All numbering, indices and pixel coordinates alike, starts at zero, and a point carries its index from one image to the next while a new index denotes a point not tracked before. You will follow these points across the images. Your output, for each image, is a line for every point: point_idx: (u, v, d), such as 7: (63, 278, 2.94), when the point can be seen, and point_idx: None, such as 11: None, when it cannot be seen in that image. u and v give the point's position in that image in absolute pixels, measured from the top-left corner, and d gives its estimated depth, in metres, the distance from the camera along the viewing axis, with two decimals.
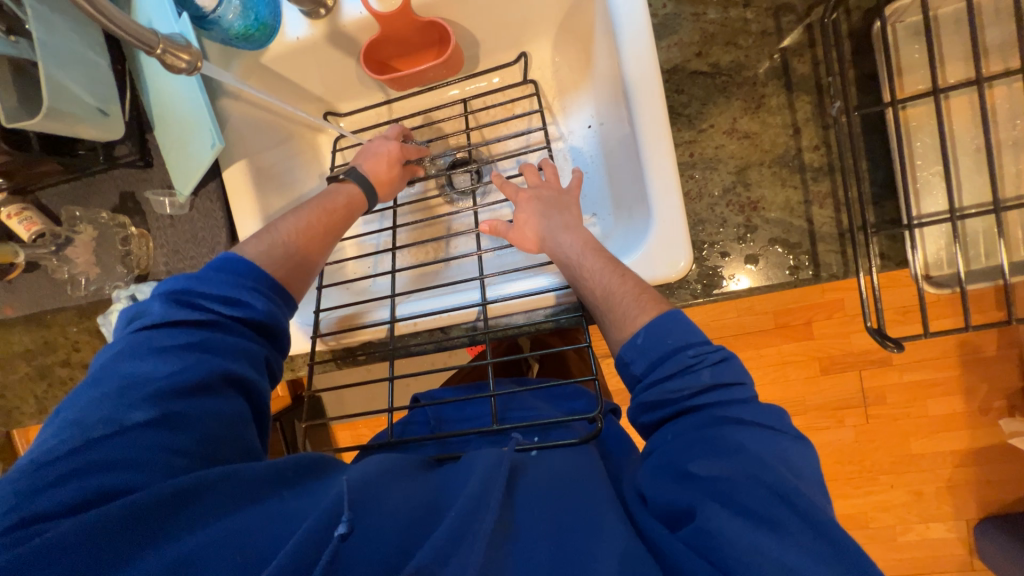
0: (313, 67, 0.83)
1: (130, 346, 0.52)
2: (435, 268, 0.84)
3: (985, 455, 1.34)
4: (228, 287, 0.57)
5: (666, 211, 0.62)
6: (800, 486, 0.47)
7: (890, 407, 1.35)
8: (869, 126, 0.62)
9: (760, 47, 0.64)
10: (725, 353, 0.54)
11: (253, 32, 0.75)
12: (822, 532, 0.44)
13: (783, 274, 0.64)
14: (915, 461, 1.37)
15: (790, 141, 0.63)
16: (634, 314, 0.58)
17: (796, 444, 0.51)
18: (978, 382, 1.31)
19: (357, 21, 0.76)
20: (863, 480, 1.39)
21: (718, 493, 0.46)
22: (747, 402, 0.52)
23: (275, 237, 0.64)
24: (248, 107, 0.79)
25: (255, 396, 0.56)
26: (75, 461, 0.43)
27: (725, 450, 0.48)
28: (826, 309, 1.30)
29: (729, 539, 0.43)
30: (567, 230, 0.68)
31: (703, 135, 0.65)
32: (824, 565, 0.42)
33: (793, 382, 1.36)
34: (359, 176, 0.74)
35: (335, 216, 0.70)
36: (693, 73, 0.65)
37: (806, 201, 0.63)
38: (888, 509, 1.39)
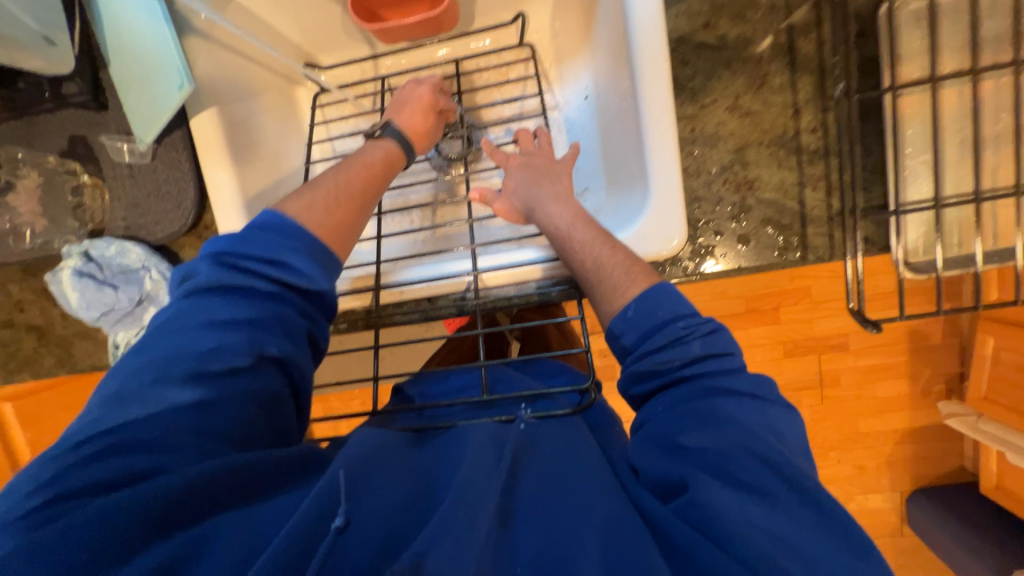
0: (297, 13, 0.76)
1: (178, 315, 0.50)
2: (416, 238, 0.81)
3: (924, 434, 1.46)
4: (274, 249, 0.52)
5: (665, 186, 0.61)
6: (788, 455, 0.47)
7: (845, 388, 1.44)
8: (864, 112, 0.63)
9: (767, 22, 0.62)
10: (715, 325, 0.54)
11: None
12: (809, 489, 0.45)
13: (772, 255, 0.65)
14: (863, 439, 1.47)
15: (790, 121, 0.63)
16: (628, 288, 0.57)
17: (783, 410, 0.51)
18: (925, 367, 1.41)
19: None
20: (814, 456, 1.49)
21: (709, 465, 0.46)
22: (736, 373, 0.53)
23: (316, 196, 0.58)
24: (217, 48, 0.72)
25: (296, 373, 0.52)
26: (112, 439, 0.42)
27: (715, 422, 0.48)
28: (795, 296, 1.36)
29: (721, 510, 0.44)
30: (556, 201, 0.65)
31: (704, 110, 0.64)
32: (812, 530, 0.43)
33: (760, 363, 1.43)
34: (395, 130, 0.69)
35: (375, 170, 0.64)
36: (699, 45, 0.64)
37: (799, 183, 0.64)
38: (834, 482, 1.50)
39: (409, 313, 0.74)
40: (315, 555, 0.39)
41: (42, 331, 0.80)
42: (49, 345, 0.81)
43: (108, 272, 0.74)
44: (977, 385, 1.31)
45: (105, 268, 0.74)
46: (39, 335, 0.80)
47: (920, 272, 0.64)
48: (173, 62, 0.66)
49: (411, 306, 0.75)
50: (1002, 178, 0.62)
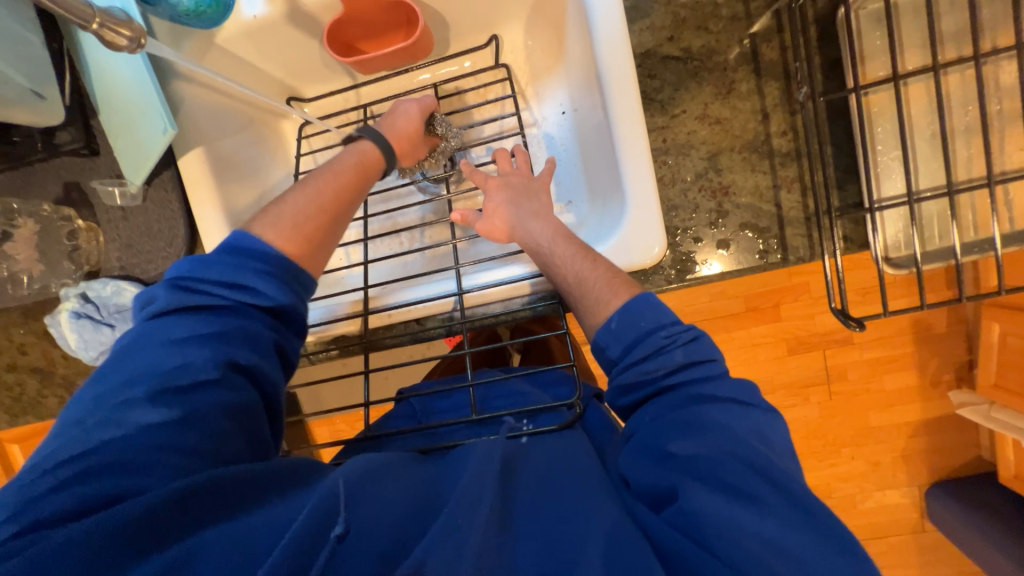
0: (279, 51, 0.79)
1: (143, 336, 0.50)
2: (404, 259, 0.82)
3: (935, 426, 1.44)
4: (233, 270, 0.53)
5: (641, 196, 0.63)
6: (776, 460, 0.47)
7: (851, 383, 1.42)
8: (832, 112, 0.64)
9: (730, 33, 0.64)
10: (696, 332, 0.53)
11: (205, 9, 0.67)
12: (798, 495, 0.44)
13: (754, 258, 0.66)
14: (873, 434, 1.45)
15: (760, 126, 0.64)
16: (607, 299, 0.57)
17: (771, 413, 0.50)
18: (930, 357, 1.39)
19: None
20: (827, 454, 1.47)
21: (698, 472, 0.46)
22: (722, 378, 0.52)
23: (286, 212, 0.59)
24: (201, 90, 0.74)
25: (264, 384, 0.53)
26: (76, 467, 0.42)
27: (703, 429, 0.48)
28: (792, 293, 1.35)
29: (712, 517, 0.43)
30: (536, 219, 0.66)
31: (675, 121, 0.65)
32: (803, 534, 0.42)
33: (762, 362, 1.41)
34: (373, 133, 0.70)
35: (348, 176, 0.65)
36: (665, 58, 0.65)
37: (774, 186, 0.65)
38: (849, 479, 1.48)
39: (403, 334, 0.75)
40: (316, 559, 0.40)
41: (44, 372, 0.82)
42: (51, 386, 0.82)
43: (104, 313, 0.75)
44: (985, 373, 1.29)
45: (101, 309, 0.75)
46: (41, 377, 0.82)
47: (899, 267, 0.64)
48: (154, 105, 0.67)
49: (403, 328, 0.76)
50: (976, 168, 0.63)
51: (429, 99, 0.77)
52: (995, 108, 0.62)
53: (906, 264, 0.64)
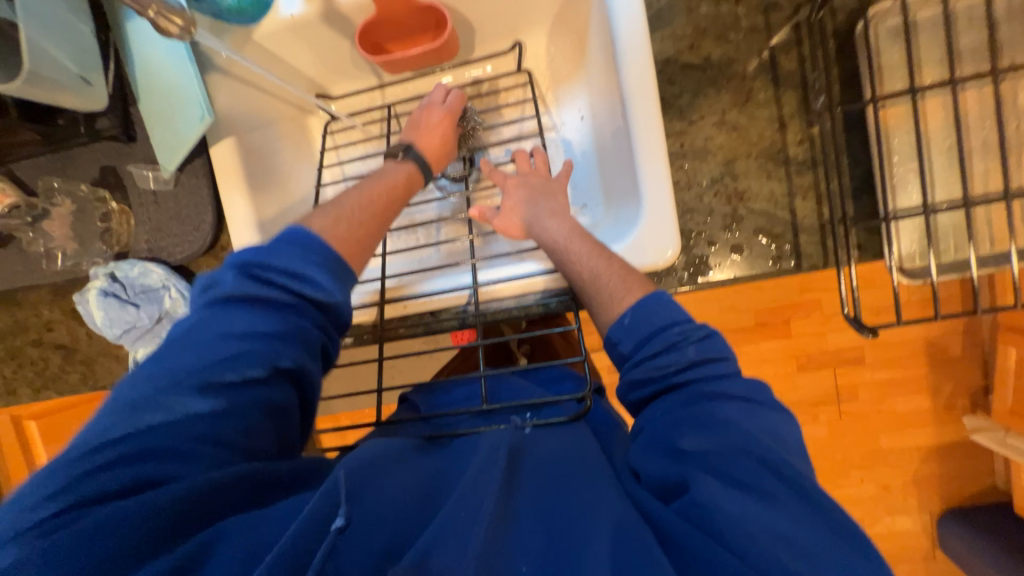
0: (311, 50, 0.82)
1: (203, 320, 0.51)
2: (420, 253, 0.84)
3: (949, 450, 1.41)
4: (297, 265, 0.54)
5: (658, 198, 0.64)
6: (789, 458, 0.47)
7: (862, 403, 1.40)
8: (848, 123, 0.65)
9: (749, 43, 0.65)
10: (709, 330, 0.54)
11: (245, 7, 0.74)
12: (809, 490, 0.45)
13: (767, 264, 0.66)
14: (883, 456, 1.42)
15: (776, 135, 0.66)
16: (624, 295, 0.58)
17: (782, 413, 0.51)
18: (944, 379, 1.37)
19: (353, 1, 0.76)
20: (835, 475, 1.44)
21: (710, 466, 0.46)
22: (734, 376, 0.52)
23: (341, 214, 0.62)
24: (236, 83, 0.77)
25: (310, 384, 0.54)
26: (127, 448, 0.43)
27: (713, 425, 0.48)
28: (804, 308, 1.35)
29: (723, 510, 0.43)
30: (553, 217, 0.67)
31: (694, 127, 0.67)
32: (815, 530, 0.42)
33: (772, 377, 1.40)
34: (415, 152, 0.73)
35: (396, 192, 0.68)
36: (685, 66, 0.67)
37: (789, 193, 0.66)
38: (857, 501, 1.45)
39: (413, 328, 0.76)
40: (316, 548, 0.40)
41: (68, 349, 0.85)
42: (73, 363, 0.85)
43: (130, 292, 0.79)
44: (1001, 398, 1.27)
45: (127, 288, 0.79)
46: (64, 353, 0.85)
47: (914, 278, 0.64)
48: (195, 100, 0.72)
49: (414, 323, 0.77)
50: (993, 183, 0.63)
51: (457, 104, 0.78)
52: (1013, 124, 0.62)
53: (920, 275, 0.64)
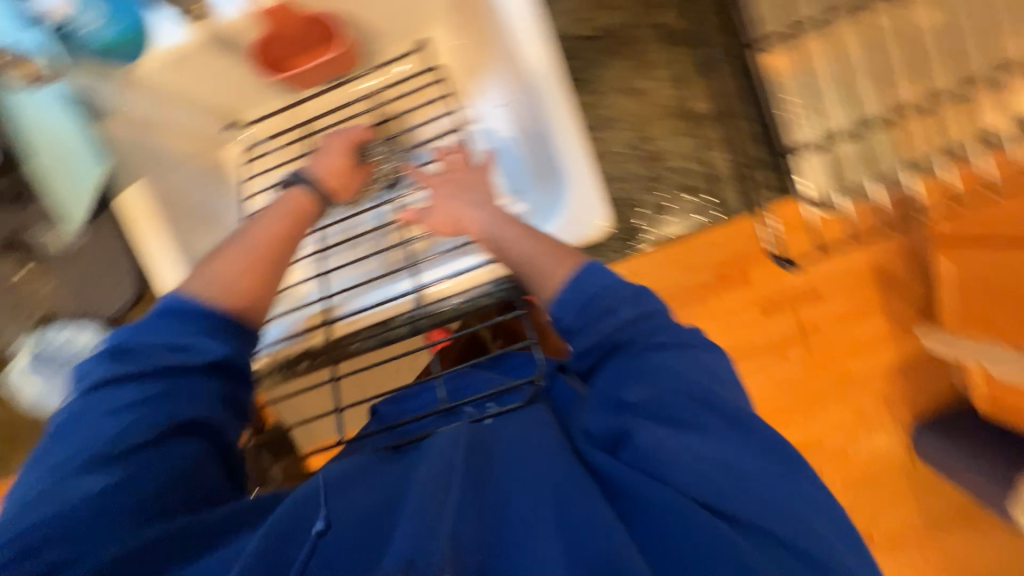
0: (207, 78, 0.78)
1: (81, 410, 0.48)
2: (363, 264, 0.81)
3: (908, 363, 1.50)
4: (174, 335, 0.51)
5: (578, 171, 0.65)
6: (723, 392, 0.50)
7: (826, 336, 1.47)
8: (738, 72, 0.68)
9: (636, 9, 0.68)
10: (638, 289, 0.55)
11: (121, 42, 0.69)
12: (741, 417, 0.48)
13: (693, 217, 0.69)
14: (852, 380, 1.50)
15: (677, 92, 0.68)
16: (558, 268, 0.59)
17: (713, 351, 0.54)
18: (893, 300, 1.46)
19: (236, 22, 0.72)
20: (813, 408, 1.51)
21: (651, 413, 0.48)
22: (668, 329, 0.54)
23: (223, 267, 0.57)
24: (131, 125, 0.76)
25: (223, 439, 0.52)
26: (30, 539, 0.42)
27: (653, 374, 0.50)
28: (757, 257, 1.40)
29: (658, 448, 0.45)
30: (482, 207, 0.68)
31: (599, 97, 0.69)
32: (745, 450, 0.46)
33: (739, 327, 1.45)
34: (306, 176, 0.72)
35: (291, 223, 0.64)
36: (580, 38, 0.68)
37: (700, 147, 0.68)
38: (839, 429, 1.52)
39: (361, 342, 0.72)
40: (294, 552, 0.42)
41: None
42: None
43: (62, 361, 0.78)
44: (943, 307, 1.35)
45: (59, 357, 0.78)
46: None
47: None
48: (80, 147, 0.70)
49: (360, 339, 0.72)
50: None
51: (359, 131, 0.77)
52: None
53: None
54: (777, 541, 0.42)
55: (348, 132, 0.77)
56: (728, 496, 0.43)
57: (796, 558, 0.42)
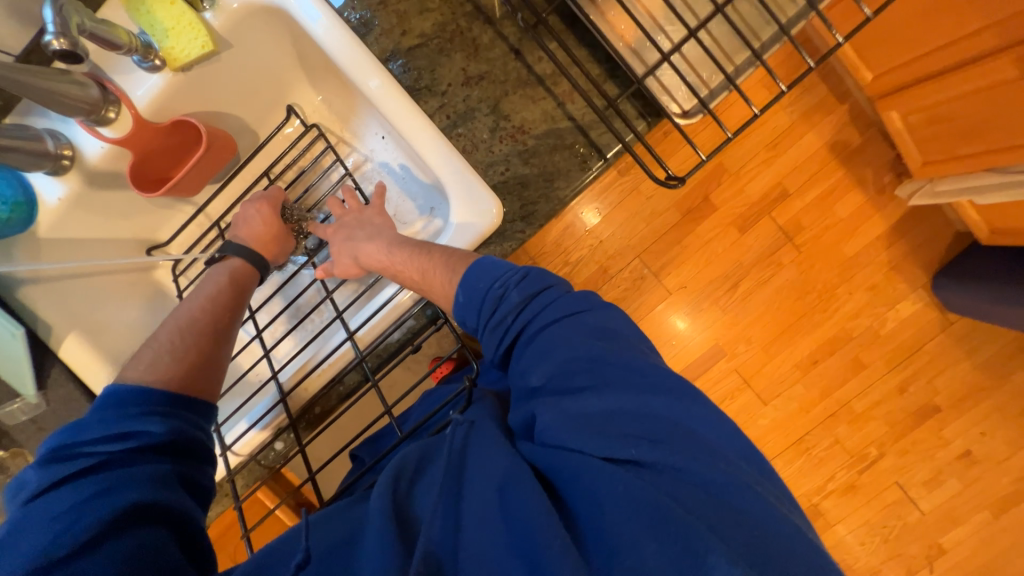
0: (101, 216, 0.80)
1: (12, 530, 0.43)
2: (303, 326, 0.84)
3: (900, 224, 1.46)
4: (116, 422, 0.49)
5: (454, 172, 0.65)
6: (616, 346, 0.54)
7: (810, 228, 1.45)
8: (568, 22, 0.68)
9: (448, 2, 0.68)
10: (524, 270, 0.57)
11: (7, 216, 0.69)
12: (632, 365, 0.52)
13: (579, 172, 0.70)
14: (853, 263, 1.47)
15: (518, 62, 0.68)
16: (451, 276, 0.60)
17: (604, 307, 0.57)
18: (864, 169, 1.43)
19: (103, 155, 0.72)
20: (825, 302, 1.49)
21: (554, 388, 0.52)
22: (559, 299, 0.57)
23: (158, 350, 0.58)
24: (56, 284, 0.78)
25: (185, 520, 0.47)
26: None
27: (547, 351, 0.54)
28: (714, 179, 1.42)
29: (562, 421, 0.50)
30: (369, 240, 0.68)
31: (445, 97, 0.69)
32: (640, 395, 0.50)
33: (722, 252, 1.44)
34: (236, 245, 0.69)
35: (224, 294, 0.65)
36: (409, 49, 0.69)
37: (559, 104, 0.69)
38: (859, 313, 1.49)
39: (319, 414, 0.77)
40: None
41: None
42: None
43: None
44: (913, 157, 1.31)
45: None
46: None
47: (693, 116, 0.67)
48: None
49: (317, 410, 0.78)
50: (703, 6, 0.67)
51: (277, 193, 0.75)
52: None
53: (692, 109, 0.67)
54: (679, 474, 0.46)
55: (266, 197, 0.74)
56: (627, 447, 0.47)
57: (699, 485, 0.46)
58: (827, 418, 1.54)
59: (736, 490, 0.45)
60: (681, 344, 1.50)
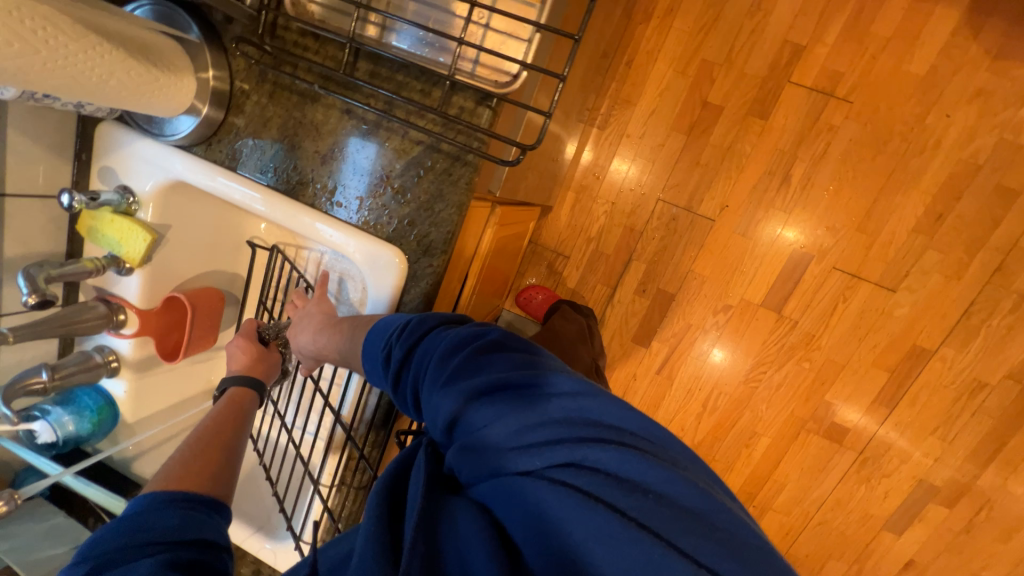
0: (164, 390, 1.00)
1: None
2: (311, 421, 0.95)
3: (980, 1, 1.12)
4: (136, 531, 0.50)
5: (348, 244, 0.74)
6: (510, 360, 0.53)
7: (848, 69, 1.20)
8: (373, 60, 0.68)
9: (280, 103, 0.74)
10: (408, 321, 0.61)
11: (96, 418, 0.92)
12: (529, 377, 0.50)
13: (451, 185, 0.69)
14: (932, 80, 1.16)
15: (353, 119, 0.71)
16: (358, 338, 0.68)
17: (498, 329, 0.58)
18: None
19: (134, 348, 0.92)
20: (917, 140, 1.19)
21: (462, 424, 0.50)
22: (447, 334, 0.58)
23: (174, 465, 0.62)
24: (155, 450, 1.00)
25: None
26: None
27: (444, 390, 0.53)
28: (705, 77, 1.27)
29: (477, 453, 0.48)
30: (302, 330, 0.76)
31: (315, 182, 0.75)
32: (542, 403, 0.47)
33: (752, 152, 1.27)
34: (228, 380, 0.80)
35: (223, 420, 0.72)
36: (276, 159, 0.76)
37: (404, 135, 0.70)
38: (977, 132, 1.16)
39: (347, 492, 0.87)
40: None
41: None
42: None
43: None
44: None
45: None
46: None
47: (516, 81, 0.63)
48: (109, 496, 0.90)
49: (345, 488, 0.87)
50: None
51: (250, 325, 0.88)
52: None
53: (517, 72, 0.63)
54: (590, 471, 0.43)
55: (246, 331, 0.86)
56: (532, 459, 0.45)
57: (613, 478, 0.42)
58: (993, 275, 1.20)
59: (646, 472, 0.42)
60: (755, 266, 1.32)
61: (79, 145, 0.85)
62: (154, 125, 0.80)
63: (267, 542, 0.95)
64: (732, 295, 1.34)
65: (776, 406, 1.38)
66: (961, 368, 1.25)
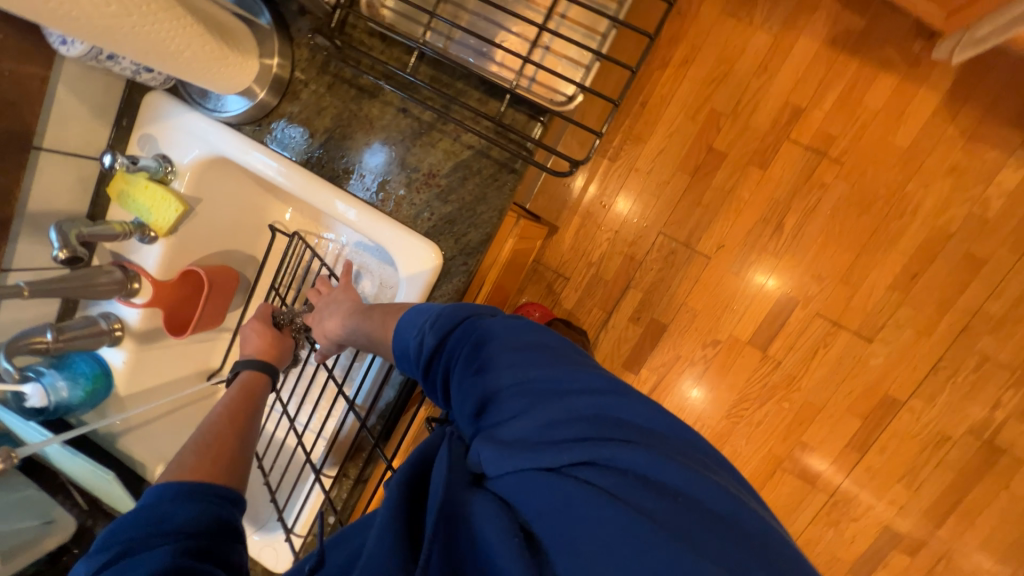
0: (162, 367, 0.97)
1: None
2: (319, 409, 0.94)
3: (956, 91, 1.26)
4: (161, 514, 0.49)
5: (388, 236, 0.75)
6: (544, 357, 0.54)
7: (841, 134, 1.31)
8: (434, 66, 0.73)
9: (336, 95, 0.77)
10: (442, 307, 0.62)
11: (90, 388, 0.89)
12: (564, 374, 0.52)
13: (496, 190, 0.73)
14: (912, 154, 1.29)
15: (408, 118, 0.75)
16: (386, 327, 0.67)
17: (532, 325, 0.59)
18: (884, 50, 1.27)
19: (139, 318, 0.90)
20: (897, 206, 1.31)
21: (492, 413, 0.52)
22: (481, 324, 0.59)
23: (193, 446, 0.61)
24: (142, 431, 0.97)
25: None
26: None
27: (477, 380, 0.55)
28: (712, 125, 1.37)
29: (503, 445, 0.49)
30: (330, 316, 0.77)
31: (359, 172, 0.77)
32: (574, 400, 0.49)
33: (751, 198, 1.37)
34: (243, 363, 0.78)
35: (239, 403, 0.71)
36: (323, 147, 0.79)
37: (456, 138, 0.74)
38: (950, 205, 1.28)
39: (346, 485, 0.86)
40: None
41: None
42: None
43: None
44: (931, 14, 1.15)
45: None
46: None
47: (574, 100, 0.68)
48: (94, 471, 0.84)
49: (345, 479, 0.86)
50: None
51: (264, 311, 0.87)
52: None
53: (572, 94, 0.68)
54: (619, 471, 0.44)
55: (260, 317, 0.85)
56: (562, 454, 0.45)
57: (641, 478, 0.43)
58: (960, 334, 1.30)
59: (673, 474, 0.43)
60: (744, 306, 1.39)
61: (121, 110, 0.86)
62: (207, 100, 0.83)
63: (254, 532, 0.91)
64: (722, 331, 1.41)
65: (755, 442, 1.42)
66: (927, 421, 1.34)
